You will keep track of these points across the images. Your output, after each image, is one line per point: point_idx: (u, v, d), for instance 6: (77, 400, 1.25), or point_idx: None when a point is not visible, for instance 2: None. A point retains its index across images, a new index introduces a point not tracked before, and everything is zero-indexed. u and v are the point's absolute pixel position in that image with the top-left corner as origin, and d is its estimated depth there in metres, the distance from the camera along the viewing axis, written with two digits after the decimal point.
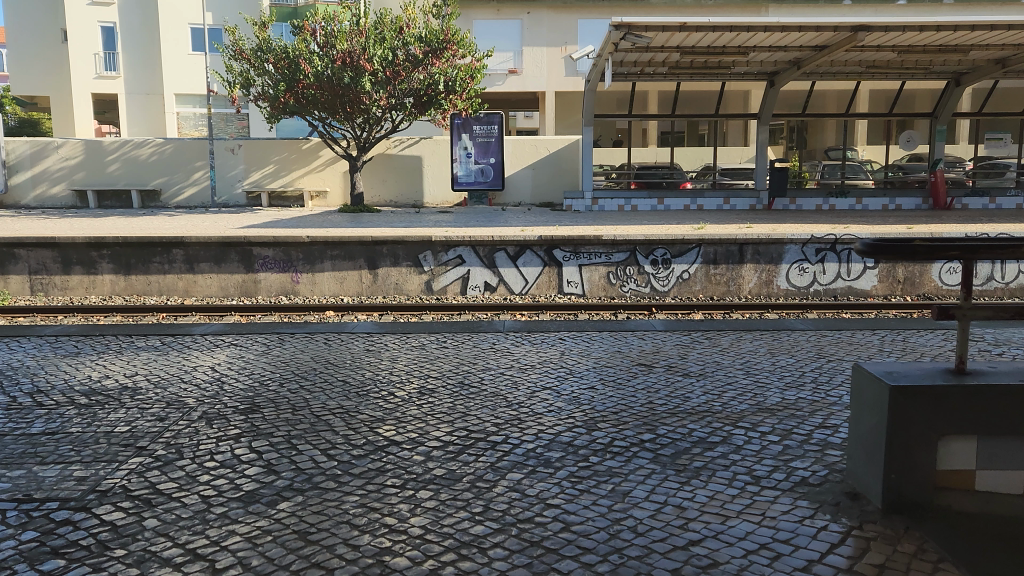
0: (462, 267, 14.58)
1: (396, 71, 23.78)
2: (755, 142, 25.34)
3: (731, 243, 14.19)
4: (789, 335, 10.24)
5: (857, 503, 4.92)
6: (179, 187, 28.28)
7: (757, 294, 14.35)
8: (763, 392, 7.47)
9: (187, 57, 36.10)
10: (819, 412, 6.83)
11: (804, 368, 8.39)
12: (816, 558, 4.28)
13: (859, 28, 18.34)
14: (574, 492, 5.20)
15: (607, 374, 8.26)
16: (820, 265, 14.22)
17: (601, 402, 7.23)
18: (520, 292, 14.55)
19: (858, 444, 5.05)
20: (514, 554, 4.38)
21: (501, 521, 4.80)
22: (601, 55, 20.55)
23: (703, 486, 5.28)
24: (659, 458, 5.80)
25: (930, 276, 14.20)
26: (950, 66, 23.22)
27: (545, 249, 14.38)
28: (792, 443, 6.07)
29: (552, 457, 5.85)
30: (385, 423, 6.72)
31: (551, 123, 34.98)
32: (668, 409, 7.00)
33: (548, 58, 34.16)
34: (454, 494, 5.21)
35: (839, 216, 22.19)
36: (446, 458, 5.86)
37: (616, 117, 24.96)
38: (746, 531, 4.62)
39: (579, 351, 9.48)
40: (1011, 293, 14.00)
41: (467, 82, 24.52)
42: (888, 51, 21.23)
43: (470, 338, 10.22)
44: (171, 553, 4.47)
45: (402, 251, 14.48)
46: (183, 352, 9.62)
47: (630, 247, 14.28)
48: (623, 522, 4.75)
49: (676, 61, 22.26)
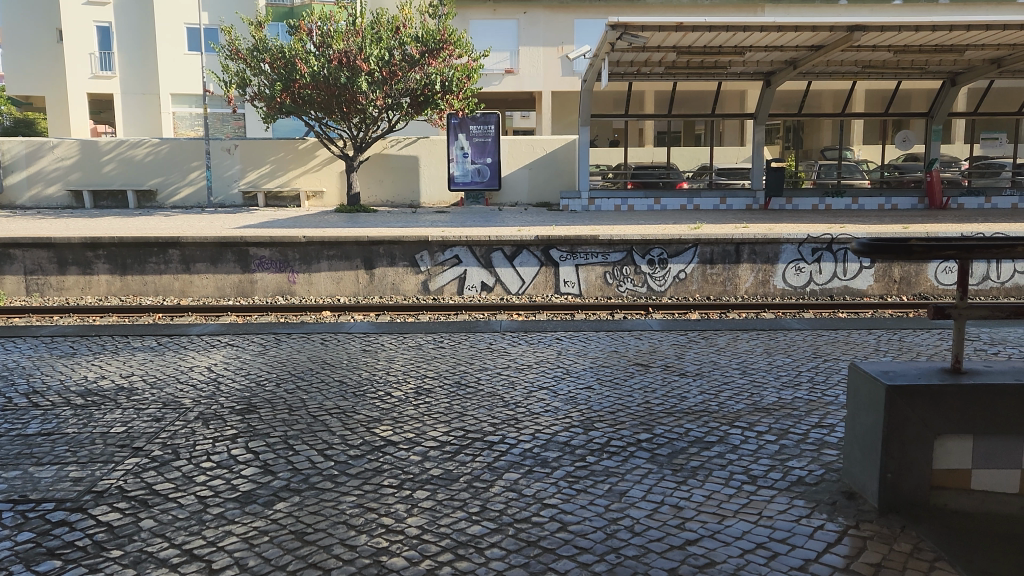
0: (459, 266, 14.57)
1: (392, 71, 23.80)
2: (751, 142, 25.36)
3: (727, 243, 14.19)
4: (785, 334, 10.26)
5: (854, 502, 4.93)
6: (175, 187, 28.22)
7: (753, 293, 14.36)
8: (760, 392, 7.48)
9: (183, 57, 36.06)
10: (816, 411, 6.84)
11: (801, 368, 8.40)
12: (812, 558, 4.28)
13: (855, 28, 18.36)
14: (571, 492, 5.20)
15: (604, 374, 8.27)
16: (816, 265, 14.26)
17: (598, 402, 7.23)
18: (517, 292, 14.53)
19: (855, 443, 5.06)
20: (510, 554, 4.38)
21: (497, 521, 4.80)
22: (597, 55, 20.58)
23: (699, 485, 5.29)
24: (656, 458, 5.80)
25: (926, 276, 14.23)
26: (946, 65, 23.26)
27: (542, 249, 14.38)
28: (788, 442, 6.08)
29: (548, 457, 5.86)
30: (382, 423, 6.72)
31: (547, 122, 35.00)
32: (664, 409, 7.01)
33: (545, 58, 34.17)
34: (450, 494, 5.21)
35: (835, 216, 22.24)
36: (443, 458, 5.86)
37: (612, 116, 24.97)
38: (742, 530, 4.62)
39: (575, 351, 9.48)
40: (1007, 292, 14.04)
41: (463, 82, 24.54)
42: (884, 51, 21.27)
43: (467, 338, 10.23)
44: (167, 553, 4.46)
45: (399, 251, 14.46)
46: (179, 351, 9.64)
47: (626, 247, 14.29)
48: (620, 522, 4.76)
49: (672, 61, 22.28)
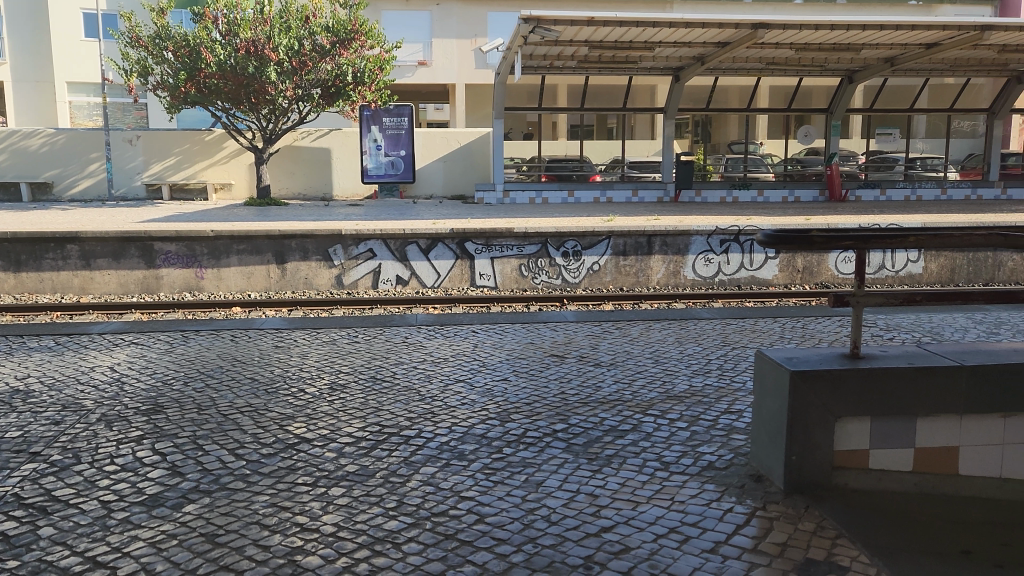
0: (373, 260, 14.38)
1: (302, 61, 23.31)
2: (662, 136, 25.90)
3: (639, 235, 14.47)
4: (696, 323, 10.55)
5: (761, 485, 5.11)
6: (72, 179, 26.91)
7: (665, 284, 14.68)
8: (672, 380, 7.67)
9: (80, 44, 34.42)
10: (724, 398, 7.06)
11: (710, 356, 8.64)
12: (723, 540, 4.42)
13: (759, 26, 18.94)
14: (488, 484, 5.22)
15: (520, 366, 8.32)
16: (724, 256, 14.71)
17: (514, 393, 7.28)
18: (432, 286, 14.47)
19: (762, 428, 5.23)
20: (428, 548, 4.36)
21: (415, 515, 4.77)
22: (511, 48, 20.63)
23: (614, 473, 5.38)
24: (571, 447, 5.87)
25: (826, 266, 14.84)
26: (844, 63, 24.27)
27: (458, 242, 14.34)
28: (699, 429, 6.25)
29: (466, 450, 5.85)
30: (296, 420, 6.58)
31: (461, 115, 34.94)
32: (579, 399, 7.10)
33: (458, 50, 34.03)
34: (366, 490, 5.15)
35: (742, 208, 22.97)
36: (359, 454, 5.78)
37: (526, 109, 25.10)
38: (656, 515, 4.73)
39: (492, 344, 9.51)
40: (901, 280, 14.80)
41: (376, 73, 24.26)
42: (786, 49, 22.03)
43: (382, 333, 10.12)
44: (68, 562, 4.26)
45: (312, 245, 14.18)
46: (79, 352, 9.18)
47: (541, 239, 14.41)
48: (537, 512, 4.80)
49: (584, 56, 22.53)
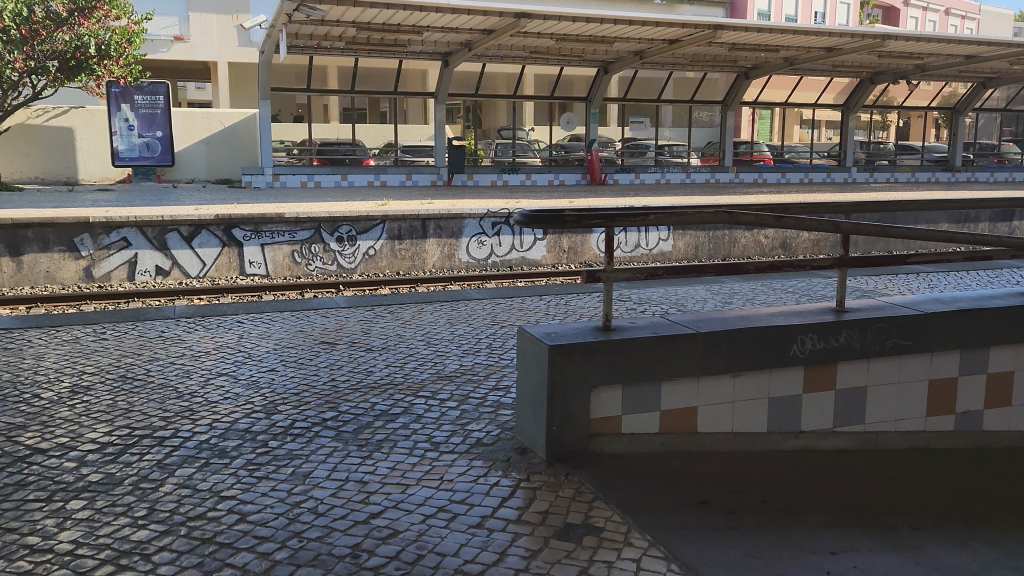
0: (127, 250, 13.20)
1: (33, 29, 20.95)
2: (434, 121, 26.06)
3: (413, 219, 14.47)
4: (468, 304, 10.73)
5: (525, 457, 5.31)
6: None
7: (440, 267, 14.81)
8: (443, 360, 7.75)
9: None
10: (494, 375, 7.26)
11: (481, 336, 8.85)
12: (489, 514, 4.53)
13: (522, 15, 19.54)
14: (252, 480, 4.98)
15: (288, 355, 8.02)
16: (496, 238, 15.10)
17: (281, 384, 7.00)
18: (196, 275, 13.55)
19: (525, 402, 5.41)
20: (182, 555, 4.07)
21: (168, 522, 4.44)
22: (274, 25, 19.76)
23: (384, 458, 5.35)
24: (341, 435, 5.75)
25: (590, 245, 15.71)
26: (600, 55, 25.73)
27: (223, 229, 13.55)
28: (469, 407, 6.37)
29: (227, 446, 5.54)
30: (28, 429, 5.88)
31: (225, 95, 33.02)
32: (351, 385, 6.98)
33: (219, 25, 32.05)
34: (112, 499, 4.72)
35: (513, 192, 23.74)
36: (105, 461, 5.28)
37: (294, 91, 24.27)
38: (425, 496, 4.76)
39: (259, 333, 9.08)
40: (654, 258, 16.03)
41: (123, 46, 22.39)
42: (548, 39, 22.94)
43: (135, 328, 9.32)
44: None
45: (51, 234, 12.75)
46: None
47: (313, 225, 13.99)
48: (304, 505, 4.65)
49: (352, 37, 22.08)
